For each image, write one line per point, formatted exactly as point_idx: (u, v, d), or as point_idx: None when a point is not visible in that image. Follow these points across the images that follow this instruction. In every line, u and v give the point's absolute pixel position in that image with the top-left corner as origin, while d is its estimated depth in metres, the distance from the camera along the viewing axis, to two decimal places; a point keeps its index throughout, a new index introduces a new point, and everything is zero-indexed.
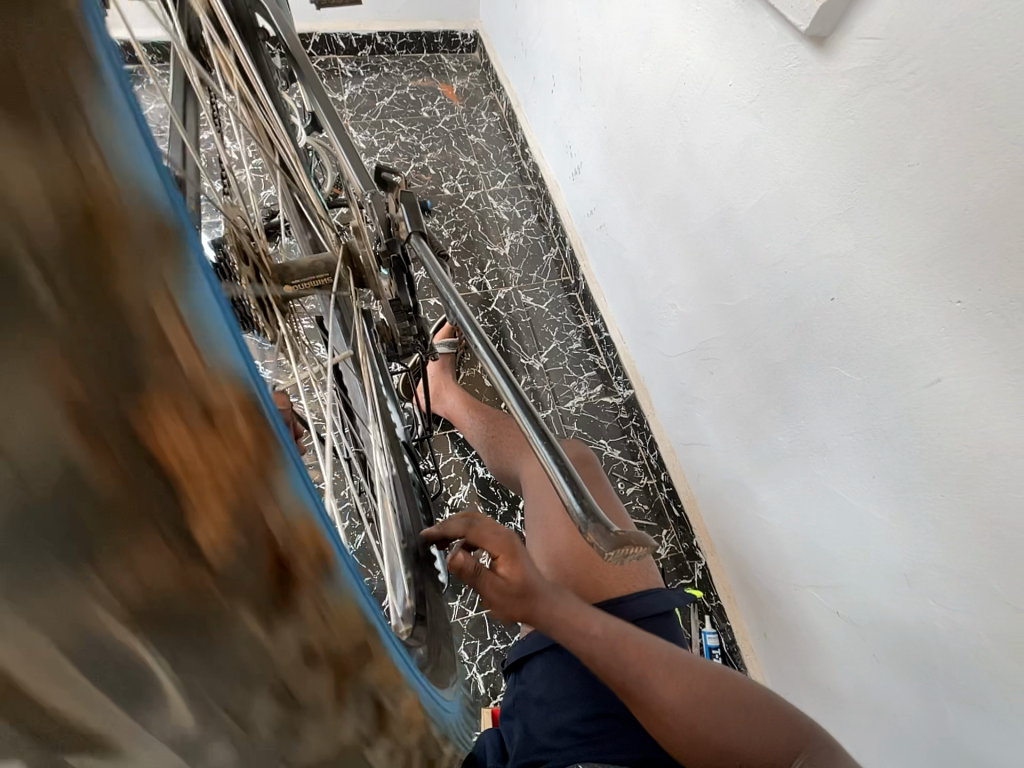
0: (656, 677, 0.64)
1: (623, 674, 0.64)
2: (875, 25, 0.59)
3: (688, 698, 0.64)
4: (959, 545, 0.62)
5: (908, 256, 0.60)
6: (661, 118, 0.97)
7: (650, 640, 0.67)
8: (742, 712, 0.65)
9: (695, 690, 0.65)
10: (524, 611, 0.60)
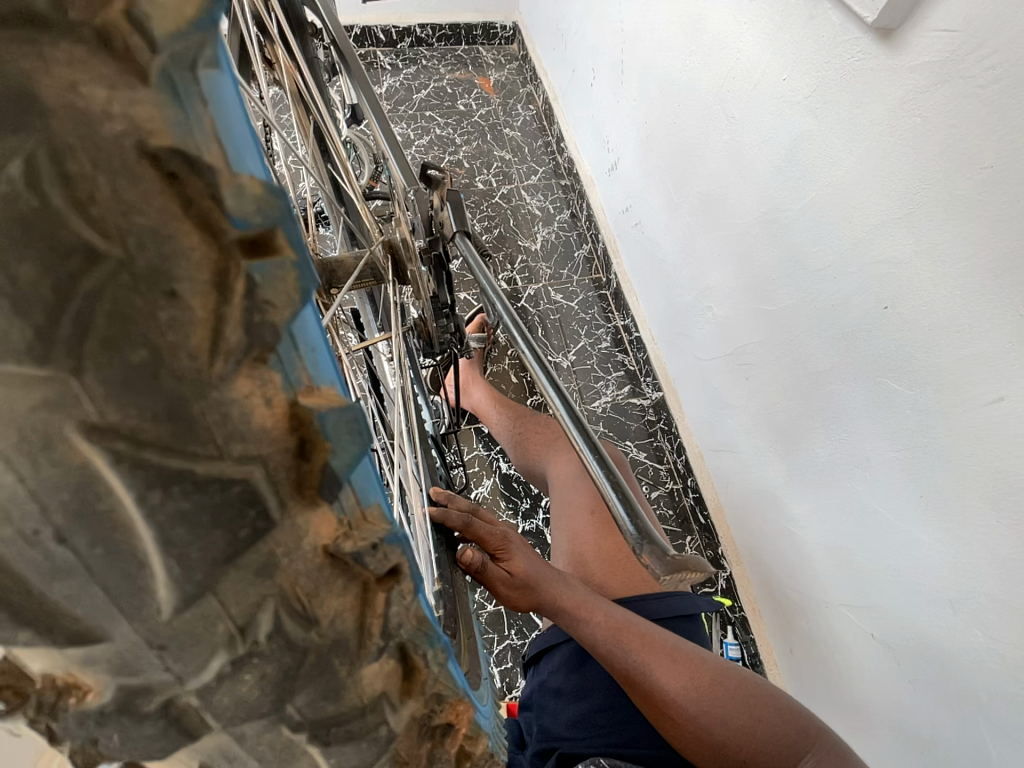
0: (658, 668, 0.63)
1: (625, 661, 0.64)
2: (952, 17, 0.56)
3: (695, 692, 0.63)
4: (1013, 573, 0.59)
5: (973, 264, 0.56)
6: (706, 113, 0.94)
7: (654, 630, 0.66)
8: (751, 708, 0.63)
9: (698, 683, 0.64)
10: (527, 600, 0.62)
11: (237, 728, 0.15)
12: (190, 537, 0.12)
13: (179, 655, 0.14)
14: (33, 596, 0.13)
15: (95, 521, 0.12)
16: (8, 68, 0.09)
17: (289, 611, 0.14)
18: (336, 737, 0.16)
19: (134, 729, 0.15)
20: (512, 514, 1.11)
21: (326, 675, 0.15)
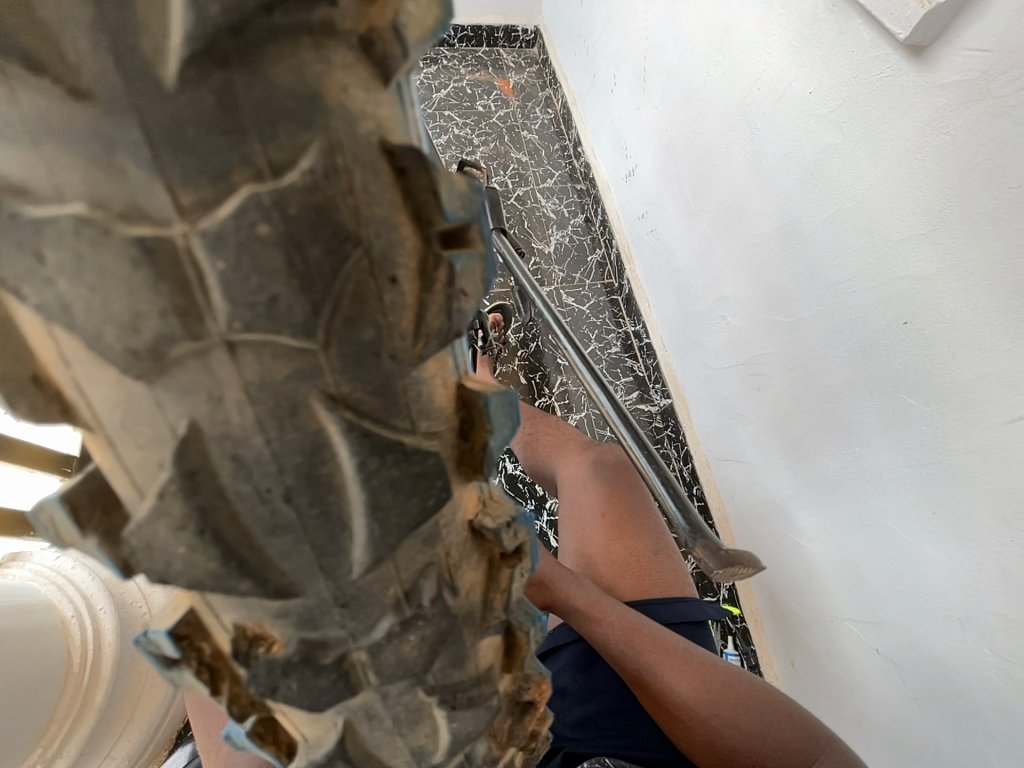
0: (668, 671, 0.64)
1: (636, 662, 0.65)
2: (986, 37, 0.56)
3: (706, 696, 0.63)
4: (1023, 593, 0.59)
5: (997, 281, 0.57)
6: (728, 123, 0.94)
7: (667, 634, 0.66)
8: (763, 713, 0.63)
9: (710, 688, 0.63)
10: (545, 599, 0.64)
11: (386, 684, 0.18)
12: (394, 502, 0.15)
13: (355, 614, 0.16)
14: (252, 548, 0.14)
15: (316, 482, 0.14)
16: (309, 74, 0.12)
17: (440, 576, 0.17)
18: (460, 703, 0.19)
19: (312, 680, 0.17)
20: None
21: (457, 644, 0.18)
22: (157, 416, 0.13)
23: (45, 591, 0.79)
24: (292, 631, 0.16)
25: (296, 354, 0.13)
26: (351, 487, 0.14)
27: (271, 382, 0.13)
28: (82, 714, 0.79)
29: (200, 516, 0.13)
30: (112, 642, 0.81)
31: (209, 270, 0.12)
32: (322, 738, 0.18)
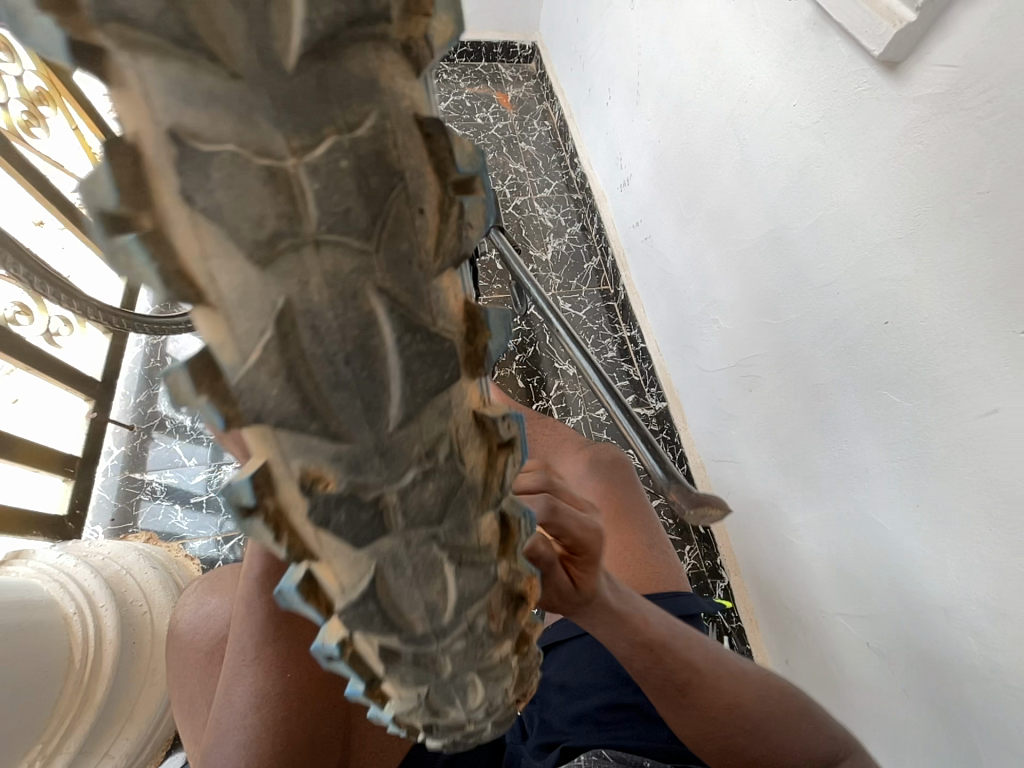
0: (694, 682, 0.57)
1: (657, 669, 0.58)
2: (954, 52, 0.59)
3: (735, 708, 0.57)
4: (1003, 584, 0.61)
5: (971, 279, 0.60)
6: (718, 134, 0.99)
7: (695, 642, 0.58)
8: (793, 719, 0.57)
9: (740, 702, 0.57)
10: None
11: (413, 547, 0.20)
12: (422, 371, 0.18)
13: (388, 466, 0.18)
14: (320, 400, 0.17)
15: (367, 351, 0.17)
16: (367, 67, 0.15)
17: (455, 450, 0.20)
18: (466, 565, 0.22)
19: (357, 513, 0.19)
20: None
21: (463, 510, 0.21)
22: (258, 292, 0.15)
23: (49, 587, 0.88)
24: (338, 489, 0.18)
25: (357, 254, 0.16)
26: (393, 361, 0.17)
27: (339, 271, 0.16)
28: (83, 712, 0.84)
29: (287, 369, 0.16)
30: (112, 637, 0.90)
31: (311, 178, 0.14)
32: (357, 602, 0.21)
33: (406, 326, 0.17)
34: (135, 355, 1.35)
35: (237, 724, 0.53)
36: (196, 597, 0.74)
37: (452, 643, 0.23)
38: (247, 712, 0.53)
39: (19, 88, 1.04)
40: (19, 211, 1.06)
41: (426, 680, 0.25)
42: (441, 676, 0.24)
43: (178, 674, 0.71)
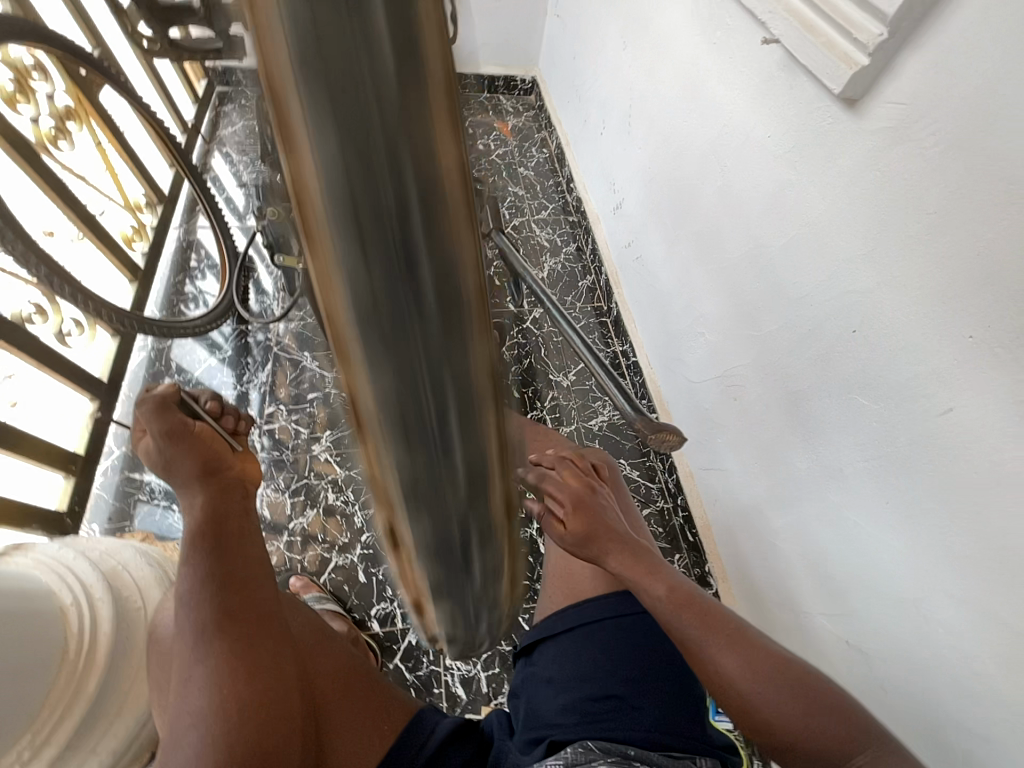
0: (720, 649, 0.58)
1: (684, 634, 0.60)
2: (902, 92, 0.65)
3: (756, 672, 0.57)
4: (968, 576, 0.65)
5: (925, 289, 0.65)
6: (703, 162, 1.07)
7: (718, 607, 0.61)
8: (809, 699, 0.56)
9: (760, 666, 0.57)
10: (593, 553, 0.64)
11: (441, 418, 0.20)
12: (413, 150, 0.16)
13: (387, 270, 0.17)
14: (326, 178, 0.15)
15: (363, 117, 0.15)
16: None
17: (449, 264, 0.18)
18: (464, 410, 0.21)
19: (370, 320, 0.18)
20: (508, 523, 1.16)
21: (459, 334, 0.19)
22: (314, 65, 0.14)
23: (49, 579, 0.91)
24: (360, 298, 0.17)
25: (414, 93, 0.15)
26: (421, 156, 0.16)
27: (375, 38, 0.14)
28: (76, 705, 0.84)
29: (299, 131, 0.15)
30: (108, 630, 0.91)
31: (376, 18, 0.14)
32: (393, 476, 0.21)
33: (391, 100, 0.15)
34: (140, 359, 1.37)
35: (198, 711, 0.55)
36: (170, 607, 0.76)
37: (458, 496, 0.23)
38: (206, 693, 0.56)
39: (50, 104, 1.12)
40: (35, 218, 1.06)
41: (438, 539, 0.24)
42: (454, 560, 0.25)
43: (156, 678, 0.71)
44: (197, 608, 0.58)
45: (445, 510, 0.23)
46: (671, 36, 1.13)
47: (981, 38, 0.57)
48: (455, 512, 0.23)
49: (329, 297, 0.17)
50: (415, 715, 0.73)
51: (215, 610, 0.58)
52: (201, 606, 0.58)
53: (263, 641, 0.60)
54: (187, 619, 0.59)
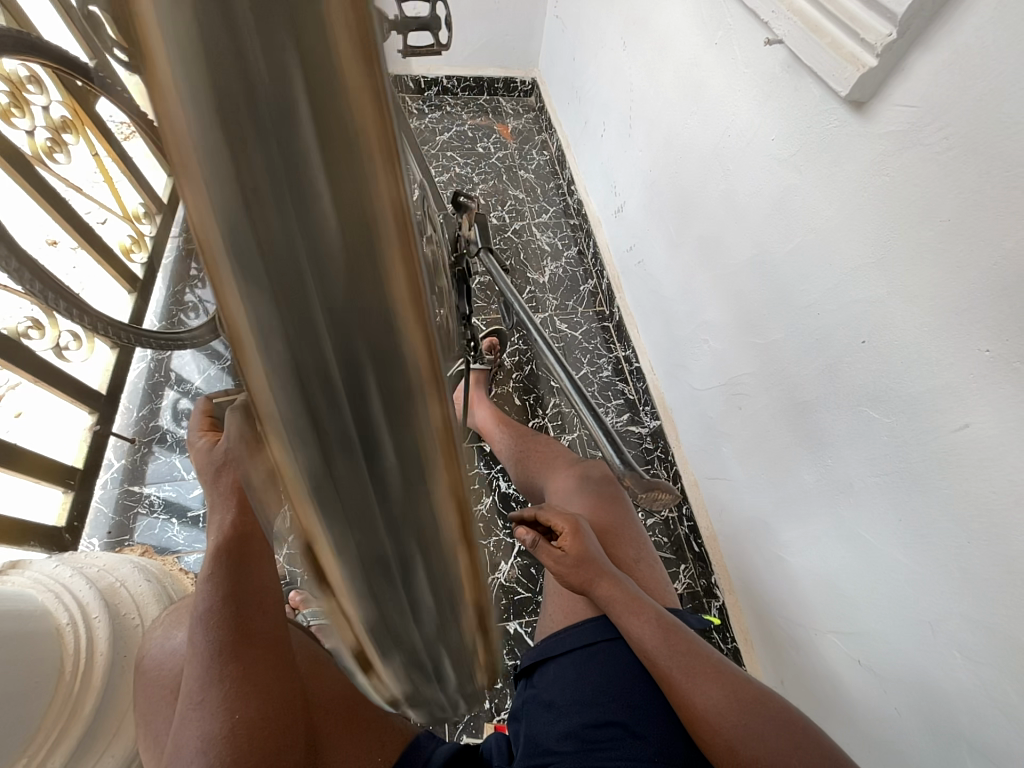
0: (701, 681, 0.64)
1: (668, 664, 0.66)
2: (912, 93, 0.62)
3: (735, 706, 0.63)
4: (985, 602, 0.61)
5: (935, 299, 0.62)
6: (706, 165, 1.04)
7: (701, 642, 0.68)
8: (788, 735, 0.62)
9: (740, 698, 0.63)
10: (584, 581, 0.72)
11: (392, 491, 0.22)
12: (345, 260, 0.18)
13: (320, 359, 0.19)
14: (266, 283, 0.18)
15: (295, 234, 0.17)
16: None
17: (388, 352, 0.19)
18: (412, 478, 0.22)
19: (311, 400, 0.20)
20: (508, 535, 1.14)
21: (406, 414, 0.21)
22: (244, 194, 0.17)
23: (44, 597, 0.89)
24: (300, 381, 0.19)
25: (352, 222, 0.17)
26: (353, 268, 0.18)
27: (300, 171, 0.17)
28: (70, 726, 0.83)
29: (236, 246, 0.17)
30: (105, 648, 0.90)
31: (308, 143, 0.16)
32: (332, 529, 0.22)
33: (316, 219, 0.17)
34: (140, 369, 1.36)
35: (205, 739, 0.49)
36: (160, 634, 0.74)
37: (406, 555, 0.24)
38: (216, 718, 0.49)
39: (47, 116, 1.09)
40: (33, 228, 1.08)
41: (389, 588, 0.26)
42: (419, 626, 0.28)
43: (165, 700, 0.66)
44: (219, 628, 0.51)
45: (398, 565, 0.25)
46: (671, 37, 1.10)
47: (996, 37, 0.53)
48: (408, 566, 0.25)
49: (253, 374, 0.19)
50: (411, 742, 0.71)
51: (236, 627, 0.51)
52: (221, 625, 0.51)
53: (282, 662, 0.53)
54: (201, 637, 0.51)
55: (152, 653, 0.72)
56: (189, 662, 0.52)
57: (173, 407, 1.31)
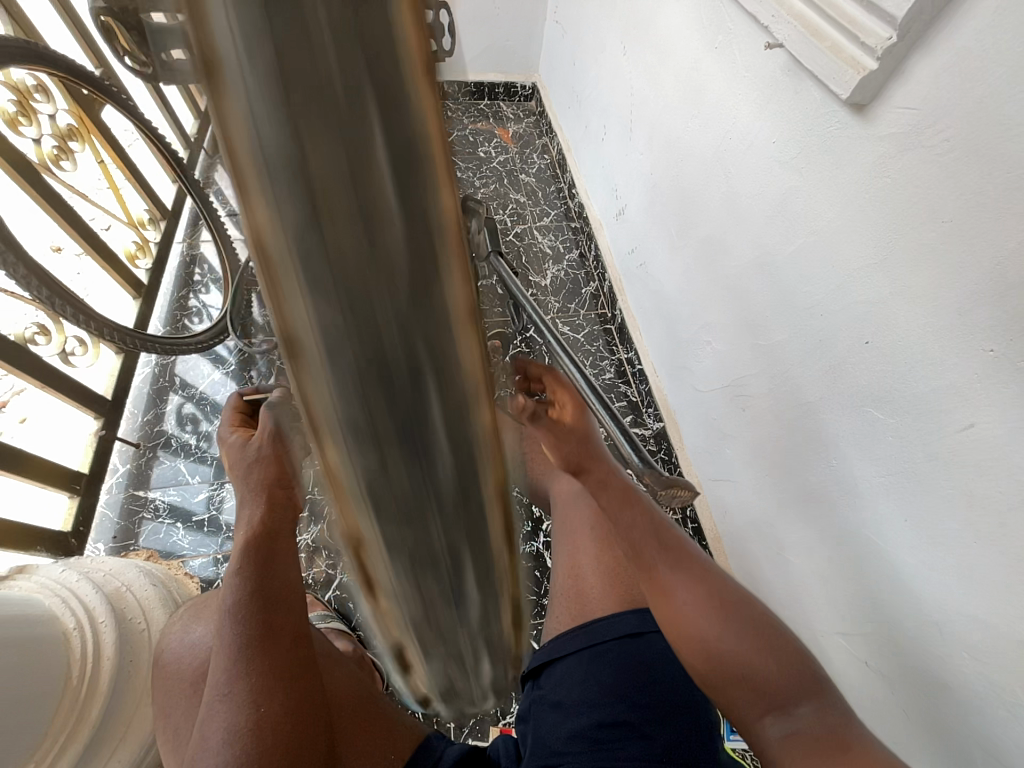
0: (685, 586, 0.56)
1: (652, 563, 0.58)
2: (913, 96, 0.63)
3: (721, 614, 0.55)
4: (992, 602, 0.61)
5: (938, 300, 0.62)
6: (707, 167, 1.04)
7: (690, 545, 0.60)
8: (774, 646, 0.55)
9: (727, 606, 0.56)
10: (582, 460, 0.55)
11: (454, 551, 0.21)
12: (413, 321, 0.16)
13: (386, 422, 0.18)
14: (333, 346, 0.16)
15: (363, 296, 0.16)
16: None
17: (455, 410, 0.18)
18: (471, 534, 0.21)
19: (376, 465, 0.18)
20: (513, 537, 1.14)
21: (469, 474, 0.19)
22: (315, 253, 0.15)
23: (50, 601, 0.90)
24: (364, 446, 0.18)
25: (425, 283, 0.16)
26: (422, 325, 0.16)
27: (371, 227, 0.15)
28: (76, 731, 0.83)
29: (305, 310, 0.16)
30: (110, 653, 0.90)
31: (374, 155, 0.14)
32: (388, 572, 0.21)
33: (388, 280, 0.16)
34: (144, 375, 1.37)
35: (229, 731, 0.49)
36: (179, 627, 0.74)
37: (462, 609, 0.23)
38: (241, 712, 0.49)
39: (53, 124, 1.10)
40: (38, 234, 1.10)
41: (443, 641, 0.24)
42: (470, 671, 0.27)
43: (183, 696, 0.66)
44: (247, 621, 0.51)
45: (454, 620, 0.23)
46: (671, 41, 1.10)
47: (995, 40, 0.54)
48: (463, 618, 0.24)
49: (319, 432, 0.18)
50: (422, 742, 0.70)
51: (263, 621, 0.51)
52: (250, 618, 0.51)
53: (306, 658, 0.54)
54: (227, 632, 0.51)
55: (168, 648, 0.72)
56: (214, 655, 0.52)
57: (178, 411, 1.31)
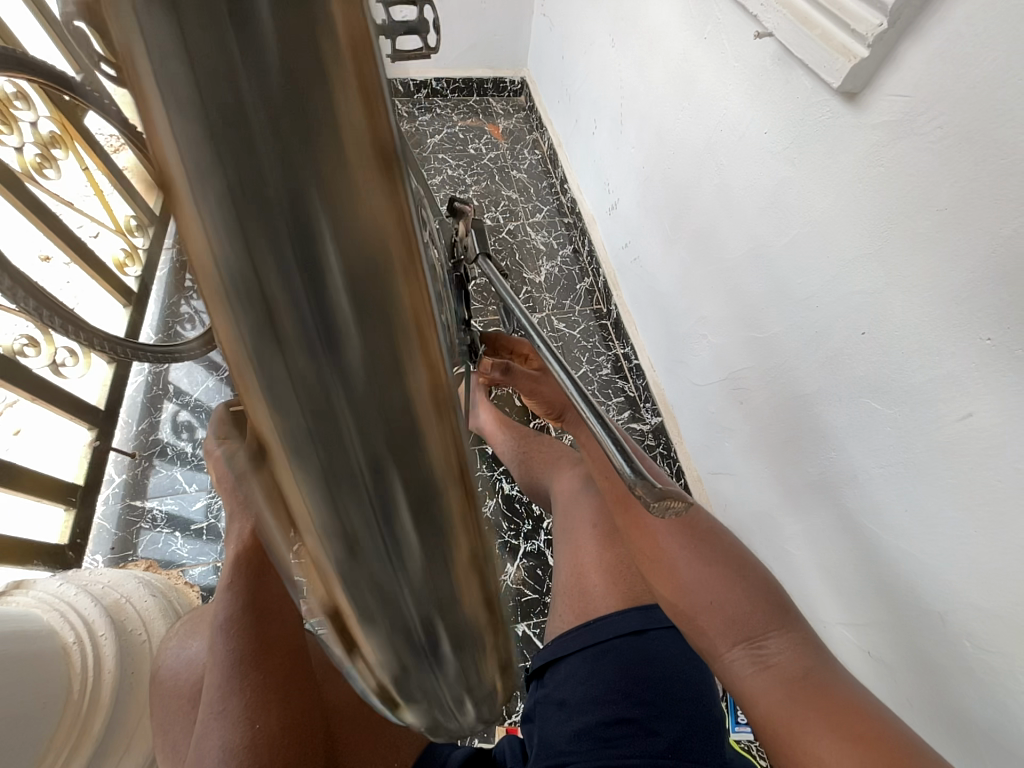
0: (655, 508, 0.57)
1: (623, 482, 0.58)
2: (905, 83, 0.62)
3: (686, 537, 0.56)
4: (993, 591, 0.61)
5: (934, 289, 0.62)
6: (699, 159, 1.03)
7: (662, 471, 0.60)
8: (739, 572, 0.55)
9: (694, 530, 0.56)
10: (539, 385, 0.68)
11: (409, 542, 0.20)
12: (346, 290, 0.17)
13: (323, 402, 0.18)
14: (267, 325, 0.17)
15: (295, 271, 0.16)
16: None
17: (396, 385, 0.18)
18: (427, 521, 0.20)
19: (317, 448, 0.18)
20: (514, 536, 1.13)
21: (418, 453, 0.19)
22: (242, 232, 0.16)
23: (48, 616, 0.89)
24: (303, 429, 0.18)
25: (353, 257, 0.17)
26: (353, 297, 0.17)
27: (296, 204, 0.16)
28: (79, 745, 0.82)
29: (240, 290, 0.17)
30: (111, 667, 0.89)
31: (294, 139, 0.15)
32: (336, 580, 0.20)
33: (317, 254, 0.16)
34: (137, 384, 1.34)
35: (226, 747, 0.48)
36: (176, 644, 0.74)
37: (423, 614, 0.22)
38: (237, 729, 0.48)
39: (34, 132, 1.08)
40: (25, 245, 1.08)
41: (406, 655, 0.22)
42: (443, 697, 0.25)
43: (180, 713, 0.65)
44: (239, 637, 0.51)
45: (414, 628, 0.22)
46: (660, 32, 1.09)
47: (988, 24, 0.53)
48: (424, 625, 0.22)
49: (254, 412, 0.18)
50: (428, 748, 0.70)
51: (256, 636, 0.51)
52: (242, 633, 0.51)
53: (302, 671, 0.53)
54: (220, 647, 0.51)
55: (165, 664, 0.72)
56: (208, 673, 0.52)
57: (173, 420, 1.30)
